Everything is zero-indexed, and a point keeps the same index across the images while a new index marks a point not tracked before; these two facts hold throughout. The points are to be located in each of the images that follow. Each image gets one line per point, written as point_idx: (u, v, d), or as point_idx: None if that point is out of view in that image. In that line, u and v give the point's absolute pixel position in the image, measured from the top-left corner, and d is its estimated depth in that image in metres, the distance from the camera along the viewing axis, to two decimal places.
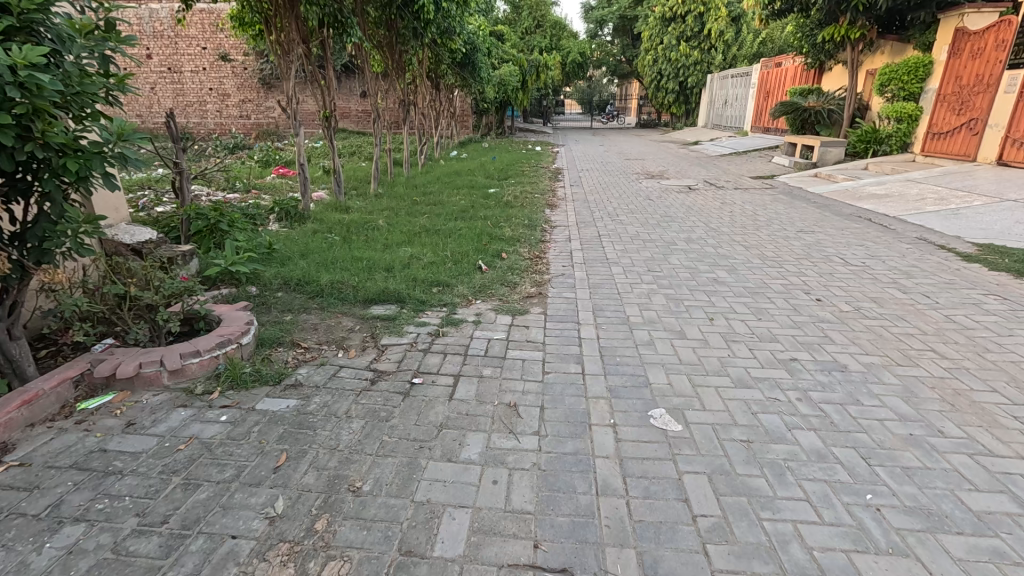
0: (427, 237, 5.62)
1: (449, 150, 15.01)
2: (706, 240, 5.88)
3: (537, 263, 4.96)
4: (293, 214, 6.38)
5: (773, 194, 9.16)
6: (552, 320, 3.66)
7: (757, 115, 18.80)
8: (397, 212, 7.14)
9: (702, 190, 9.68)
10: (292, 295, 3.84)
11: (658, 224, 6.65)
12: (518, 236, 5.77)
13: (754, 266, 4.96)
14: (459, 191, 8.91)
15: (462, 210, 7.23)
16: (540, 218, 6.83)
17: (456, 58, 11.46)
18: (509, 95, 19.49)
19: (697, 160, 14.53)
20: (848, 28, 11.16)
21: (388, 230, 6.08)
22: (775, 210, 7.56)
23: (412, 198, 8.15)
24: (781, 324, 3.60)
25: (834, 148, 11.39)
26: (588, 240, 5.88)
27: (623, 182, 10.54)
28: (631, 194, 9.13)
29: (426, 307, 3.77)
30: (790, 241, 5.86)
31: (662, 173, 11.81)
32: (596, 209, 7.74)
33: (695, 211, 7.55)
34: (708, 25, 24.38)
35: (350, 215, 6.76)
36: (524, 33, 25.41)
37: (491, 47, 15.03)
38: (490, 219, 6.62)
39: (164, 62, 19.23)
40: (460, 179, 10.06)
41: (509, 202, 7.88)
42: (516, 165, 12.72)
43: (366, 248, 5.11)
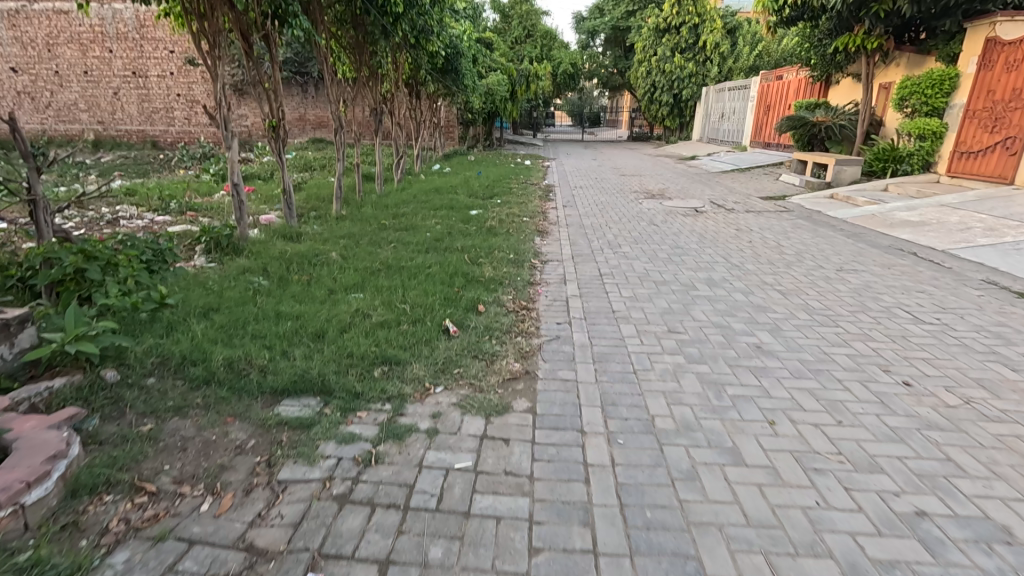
0: (385, 280, 4.46)
1: (432, 164, 13.95)
2: (732, 282, 4.79)
3: (524, 319, 3.82)
4: (226, 245, 5.17)
5: (790, 218, 8.17)
6: (544, 429, 2.50)
7: (757, 130, 17.99)
8: (358, 242, 5.97)
9: (710, 212, 8.65)
10: (163, 384, 2.65)
11: (669, 258, 5.57)
12: (500, 277, 4.63)
13: (801, 323, 3.87)
14: (437, 212, 7.76)
15: (436, 239, 6.08)
16: (529, 250, 5.71)
17: (438, 63, 10.40)
18: (498, 106, 18.56)
19: (698, 177, 13.57)
20: (864, 39, 10.28)
21: (340, 267, 4.92)
22: (802, 240, 6.52)
23: (381, 222, 7.01)
24: (874, 436, 2.49)
25: (849, 166, 10.46)
26: (587, 282, 4.75)
27: (622, 202, 9.49)
28: (632, 217, 8.06)
29: (360, 405, 2.60)
30: (834, 284, 4.80)
31: (662, 191, 10.83)
32: (595, 236, 6.65)
33: (710, 241, 6.49)
34: (703, 36, 23.73)
35: (299, 245, 5.59)
36: (514, 42, 24.60)
37: (477, 54, 14.05)
38: (469, 252, 5.48)
39: (129, 66, 18.34)
40: (439, 198, 8.94)
41: (493, 228, 6.76)
42: (504, 181, 11.65)
43: (301, 298, 3.93)
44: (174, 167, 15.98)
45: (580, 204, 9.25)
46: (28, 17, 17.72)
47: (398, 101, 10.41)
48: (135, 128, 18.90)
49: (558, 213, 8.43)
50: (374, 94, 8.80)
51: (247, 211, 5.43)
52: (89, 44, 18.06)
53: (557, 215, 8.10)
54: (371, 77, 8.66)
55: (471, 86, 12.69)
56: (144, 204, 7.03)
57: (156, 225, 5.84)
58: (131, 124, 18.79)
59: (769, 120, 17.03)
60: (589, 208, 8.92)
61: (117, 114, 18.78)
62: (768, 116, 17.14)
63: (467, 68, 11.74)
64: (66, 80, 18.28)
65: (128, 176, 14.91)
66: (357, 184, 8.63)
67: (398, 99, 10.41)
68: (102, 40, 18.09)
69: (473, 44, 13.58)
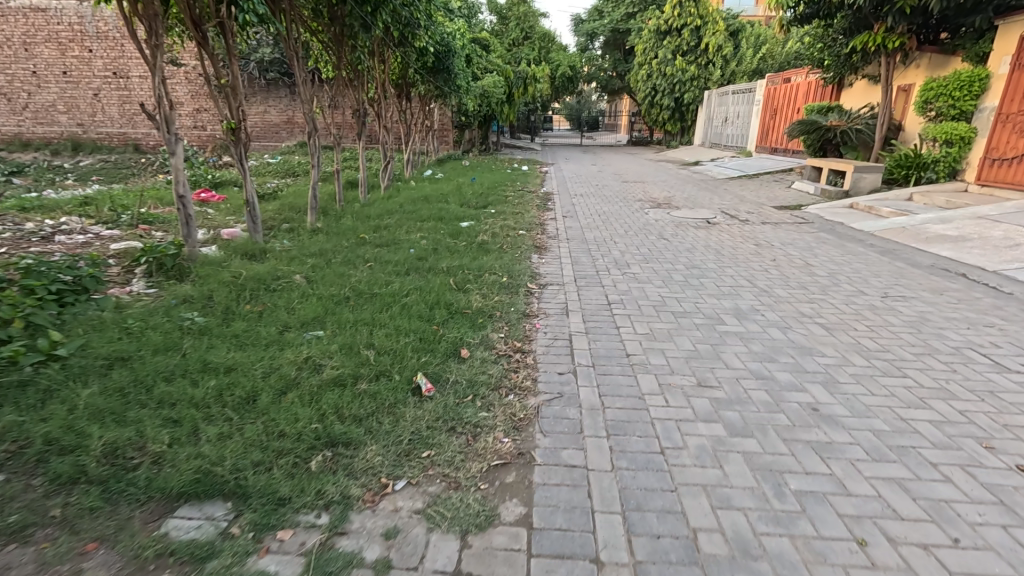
0: (351, 314, 3.72)
1: (424, 169, 13.22)
2: (765, 314, 4.07)
3: (517, 368, 3.07)
4: (170, 268, 4.41)
5: (812, 231, 7.45)
6: (542, 559, 1.75)
7: (763, 134, 17.35)
8: (328, 261, 5.23)
9: (724, 224, 7.93)
10: (8, 488, 1.88)
11: (686, 282, 4.84)
12: (489, 309, 3.88)
13: (858, 372, 3.14)
14: (423, 224, 7.04)
15: (417, 257, 5.34)
16: (524, 271, 4.97)
17: (428, 62, 9.66)
18: (494, 109, 17.87)
19: (704, 184, 12.86)
20: (885, 37, 9.59)
21: (301, 294, 4.18)
22: (832, 258, 5.80)
23: (359, 237, 6.28)
24: (1015, 569, 1.75)
25: (868, 174, 9.75)
26: (593, 313, 4.02)
27: (627, 212, 8.76)
28: (640, 229, 7.32)
29: (283, 520, 1.84)
30: (884, 315, 4.07)
31: (668, 199, 10.14)
32: (600, 253, 5.92)
33: (729, 259, 5.77)
34: (705, 38, 23.11)
35: (257, 266, 4.84)
36: (512, 44, 23.94)
37: (472, 53, 13.36)
38: (454, 274, 4.74)
39: (110, 66, 17.60)
40: (428, 207, 8.20)
41: (484, 243, 6.02)
42: (500, 188, 10.92)
43: (241, 342, 3.18)
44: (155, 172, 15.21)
45: (582, 215, 8.51)
46: (4, 15, 16.97)
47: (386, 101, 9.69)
48: (117, 131, 18.16)
49: (557, 224, 7.69)
50: (357, 95, 8.07)
51: (197, 227, 4.65)
52: (68, 43, 17.31)
53: (558, 227, 7.36)
54: (354, 75, 7.92)
55: (465, 87, 11.96)
56: (93, 215, 6.26)
57: (96, 242, 5.07)
58: (112, 127, 18.06)
59: (776, 124, 16.35)
60: (590, 218, 8.19)
61: (97, 116, 18.02)
62: (775, 121, 16.48)
63: (460, 68, 11.02)
64: (44, 81, 17.52)
65: (104, 182, 14.15)
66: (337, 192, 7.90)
67: (385, 99, 9.67)
68: (81, 40, 17.33)
69: (467, 43, 12.87)
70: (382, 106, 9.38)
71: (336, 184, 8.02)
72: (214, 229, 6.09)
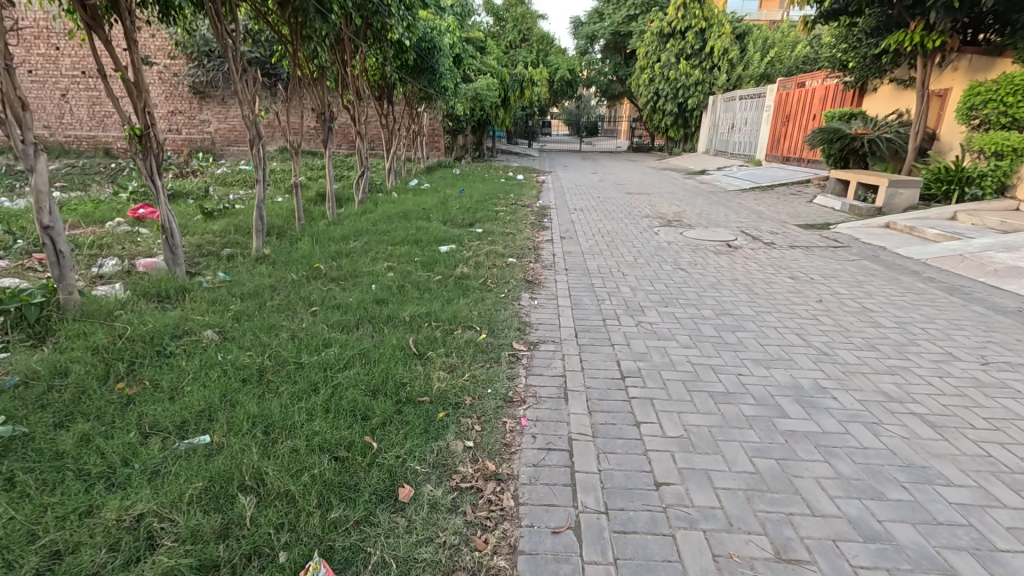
0: (255, 406, 2.60)
1: (410, 179, 12.13)
2: (837, 397, 2.96)
3: (485, 524, 1.95)
4: (31, 325, 3.28)
5: (853, 258, 6.36)
6: None
7: (773, 142, 16.35)
8: (261, 305, 4.12)
9: (748, 248, 6.83)
10: None
11: (719, 339, 3.73)
12: (454, 394, 2.76)
13: (1017, 525, 2.02)
14: (392, 249, 5.95)
15: (374, 299, 4.23)
16: (509, 322, 3.84)
17: (408, 60, 8.57)
18: (488, 113, 16.83)
19: (715, 197, 11.75)
20: (925, 36, 8.55)
21: (202, 366, 3.05)
22: (892, 299, 4.72)
23: (312, 267, 5.19)
24: None
25: (904, 189, 8.67)
26: (599, 396, 2.90)
27: (634, 232, 7.65)
28: (652, 255, 6.20)
29: None
30: (1000, 399, 2.98)
31: (679, 216, 9.05)
32: (606, 290, 4.81)
33: (766, 300, 4.66)
34: (710, 41, 22.19)
35: (160, 315, 3.71)
36: (509, 47, 22.91)
37: (463, 53, 12.34)
38: (415, 327, 3.63)
39: (78, 65, 16.43)
40: (405, 226, 7.11)
41: (462, 277, 4.90)
42: (490, 201, 9.82)
43: (58, 472, 2.07)
44: (120, 178, 14.05)
45: (583, 234, 7.39)
46: None
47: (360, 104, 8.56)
48: (86, 134, 16.99)
49: (554, 246, 6.59)
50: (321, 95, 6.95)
51: (74, 265, 3.53)
52: (33, 40, 16.16)
53: (555, 252, 6.24)
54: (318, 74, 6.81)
55: (455, 89, 10.90)
56: None
57: None
58: (81, 130, 16.91)
59: (789, 131, 15.32)
60: (592, 239, 7.08)
61: (65, 118, 16.85)
62: (787, 128, 15.45)
63: (448, 68, 9.95)
64: (7, 79, 16.38)
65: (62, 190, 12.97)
66: (296, 208, 6.78)
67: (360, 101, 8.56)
68: (47, 36, 16.18)
69: (457, 42, 11.84)
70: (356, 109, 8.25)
71: (294, 198, 6.88)
72: (129, 257, 4.95)
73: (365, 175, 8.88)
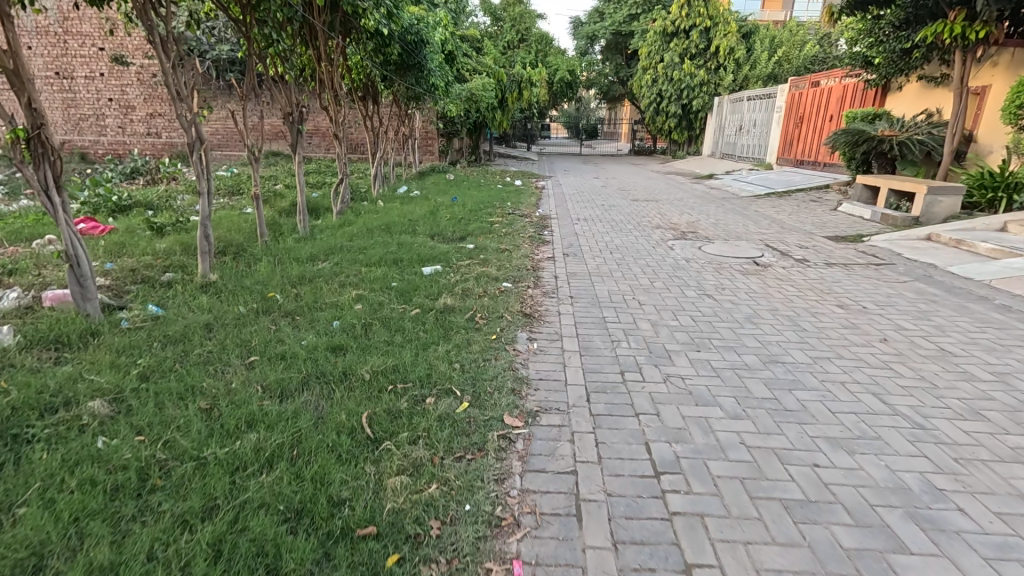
0: (111, 547, 1.72)
1: (400, 185, 11.26)
2: (966, 510, 2.08)
3: None
4: None
5: (903, 279, 5.49)
6: None
7: (784, 145, 15.54)
8: (185, 356, 3.24)
9: (778, 267, 5.97)
10: None
11: (775, 404, 2.85)
12: (414, 521, 1.87)
13: None
14: (367, 272, 5.08)
15: (331, 345, 3.35)
16: (500, 381, 2.95)
17: (393, 56, 7.73)
18: (485, 114, 15.99)
19: (730, 204, 10.86)
20: (965, 27, 7.70)
21: (62, 464, 2.16)
22: (972, 338, 3.86)
23: (266, 297, 4.32)
24: None
25: (944, 197, 7.86)
26: (626, 514, 2.02)
27: (646, 247, 6.77)
28: (671, 278, 5.31)
29: None
30: None
31: (694, 227, 8.18)
32: (621, 328, 3.92)
33: (821, 341, 3.77)
34: (715, 40, 21.45)
35: (40, 376, 2.83)
36: (507, 47, 22.08)
37: (456, 50, 11.53)
38: (376, 393, 2.74)
39: (50, 65, 15.45)
40: (386, 241, 6.26)
41: (445, 311, 4.03)
42: (484, 210, 8.95)
43: None
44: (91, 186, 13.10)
45: (589, 250, 6.52)
46: None
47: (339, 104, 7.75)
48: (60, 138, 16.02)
49: (556, 266, 5.71)
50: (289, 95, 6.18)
51: None
52: None
53: (557, 274, 5.36)
54: (286, 71, 6.02)
55: (447, 89, 10.06)
56: None
57: None
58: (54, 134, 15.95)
59: (803, 133, 14.47)
60: (600, 256, 6.21)
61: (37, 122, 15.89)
62: (800, 130, 14.62)
63: (438, 65, 9.13)
64: None
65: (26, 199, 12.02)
66: (260, 222, 5.90)
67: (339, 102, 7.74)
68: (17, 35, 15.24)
69: (449, 39, 11.00)
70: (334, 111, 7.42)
71: (258, 210, 5.99)
72: (39, 288, 4.05)
73: (346, 183, 8.02)
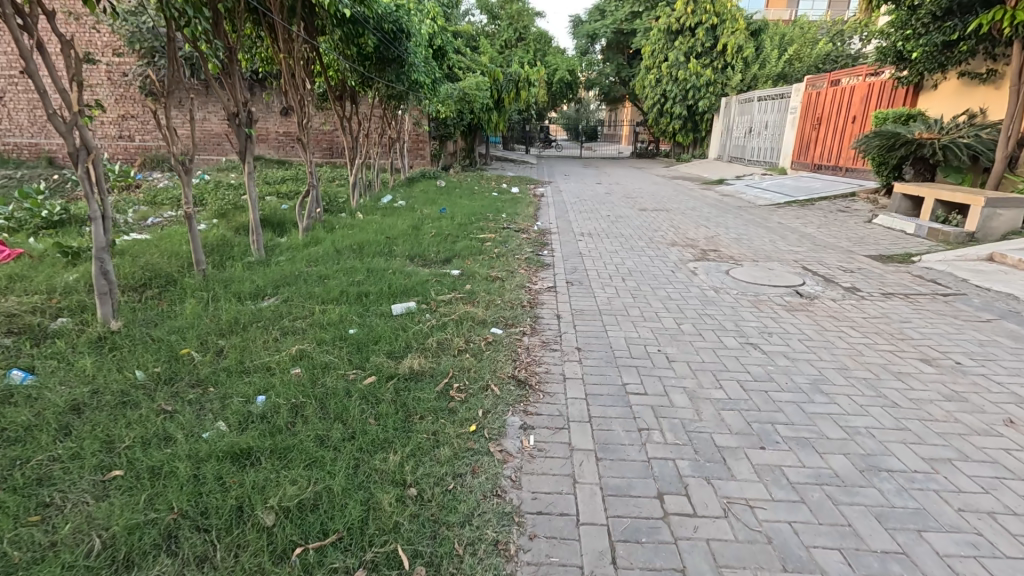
0: None
1: (384, 193, 10.24)
2: None
3: None
4: None
5: (985, 316, 4.48)
6: None
7: (800, 148, 14.55)
8: (14, 470, 2.20)
9: (826, 298, 4.95)
10: None
11: (907, 570, 1.81)
12: None
13: None
14: (320, 313, 4.03)
15: (234, 450, 2.30)
16: (475, 530, 1.92)
17: (366, 44, 6.61)
18: (480, 116, 15.00)
19: (749, 215, 9.83)
20: None
21: None
22: None
23: (177, 357, 3.26)
24: None
25: (1004, 209, 6.81)
26: None
27: (664, 272, 5.73)
28: (701, 317, 4.27)
29: None
30: None
31: (716, 244, 7.16)
32: (648, 407, 2.87)
33: (927, 428, 2.72)
34: (722, 38, 20.53)
35: None
36: (504, 46, 21.09)
37: (446, 44, 10.54)
38: (275, 564, 1.72)
39: (15, 64, 14.41)
40: (356, 267, 5.24)
41: (409, 382, 2.99)
42: (476, 223, 7.91)
43: None
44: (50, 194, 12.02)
45: (597, 276, 5.49)
46: None
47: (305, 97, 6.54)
48: (27, 141, 14.98)
49: (557, 300, 4.66)
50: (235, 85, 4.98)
51: None
52: None
53: (559, 313, 4.31)
54: (220, 52, 4.79)
55: (435, 87, 9.05)
56: None
57: None
58: (21, 137, 14.92)
59: (821, 135, 13.46)
60: (610, 285, 5.16)
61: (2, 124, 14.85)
62: (819, 131, 13.60)
63: (424, 59, 8.09)
64: None
65: None
66: (194, 244, 4.71)
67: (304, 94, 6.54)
68: None
69: (439, 33, 9.99)
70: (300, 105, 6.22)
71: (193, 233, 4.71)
72: None
73: (315, 195, 6.97)
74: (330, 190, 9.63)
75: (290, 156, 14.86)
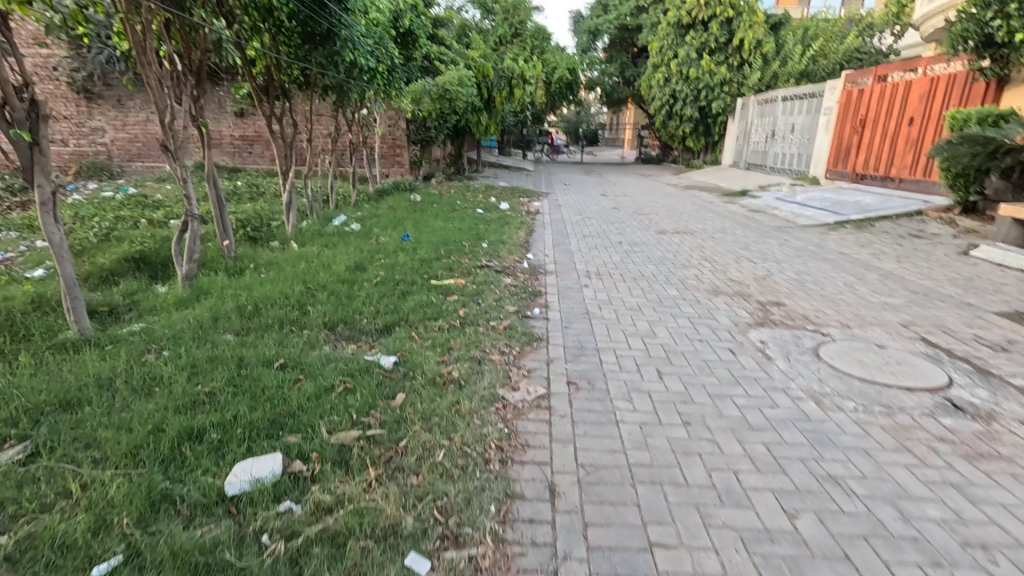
0: None
1: (337, 213, 8.18)
2: None
3: None
4: None
5: None
6: None
7: (838, 155, 12.52)
8: None
9: (1012, 421, 2.88)
10: None
11: None
12: None
13: None
14: (66, 509, 1.99)
15: None
16: None
17: (271, 3, 4.37)
18: (469, 117, 13.03)
19: (796, 240, 7.80)
20: None
21: None
22: None
23: None
24: None
25: None
26: None
27: (717, 354, 3.68)
28: (822, 491, 2.25)
29: None
30: None
31: (778, 294, 5.09)
32: None
33: None
34: (739, 33, 18.68)
35: None
36: (498, 43, 19.15)
37: (422, 28, 8.62)
38: None
39: None
40: (222, 362, 3.18)
41: None
42: (444, 257, 5.86)
43: None
44: None
45: (614, 364, 3.45)
46: None
47: (164, 79, 4.17)
48: None
49: (550, 435, 2.63)
50: None
51: None
52: None
53: (552, 480, 2.29)
54: None
55: (395, 78, 6.93)
56: None
57: None
58: None
59: (866, 140, 11.45)
60: (636, 388, 3.13)
61: None
62: (862, 136, 11.59)
63: (374, 38, 5.98)
64: None
65: None
66: None
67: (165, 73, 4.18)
68: None
69: (407, 12, 7.95)
70: (158, 90, 3.86)
71: None
72: None
73: (197, 230, 4.48)
74: (265, 211, 7.56)
75: (247, 163, 12.92)
